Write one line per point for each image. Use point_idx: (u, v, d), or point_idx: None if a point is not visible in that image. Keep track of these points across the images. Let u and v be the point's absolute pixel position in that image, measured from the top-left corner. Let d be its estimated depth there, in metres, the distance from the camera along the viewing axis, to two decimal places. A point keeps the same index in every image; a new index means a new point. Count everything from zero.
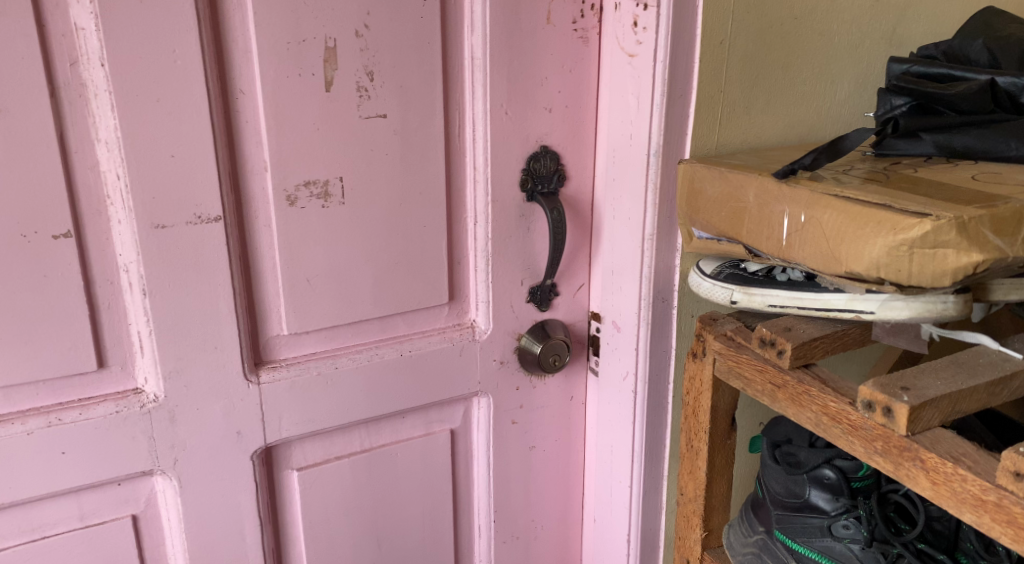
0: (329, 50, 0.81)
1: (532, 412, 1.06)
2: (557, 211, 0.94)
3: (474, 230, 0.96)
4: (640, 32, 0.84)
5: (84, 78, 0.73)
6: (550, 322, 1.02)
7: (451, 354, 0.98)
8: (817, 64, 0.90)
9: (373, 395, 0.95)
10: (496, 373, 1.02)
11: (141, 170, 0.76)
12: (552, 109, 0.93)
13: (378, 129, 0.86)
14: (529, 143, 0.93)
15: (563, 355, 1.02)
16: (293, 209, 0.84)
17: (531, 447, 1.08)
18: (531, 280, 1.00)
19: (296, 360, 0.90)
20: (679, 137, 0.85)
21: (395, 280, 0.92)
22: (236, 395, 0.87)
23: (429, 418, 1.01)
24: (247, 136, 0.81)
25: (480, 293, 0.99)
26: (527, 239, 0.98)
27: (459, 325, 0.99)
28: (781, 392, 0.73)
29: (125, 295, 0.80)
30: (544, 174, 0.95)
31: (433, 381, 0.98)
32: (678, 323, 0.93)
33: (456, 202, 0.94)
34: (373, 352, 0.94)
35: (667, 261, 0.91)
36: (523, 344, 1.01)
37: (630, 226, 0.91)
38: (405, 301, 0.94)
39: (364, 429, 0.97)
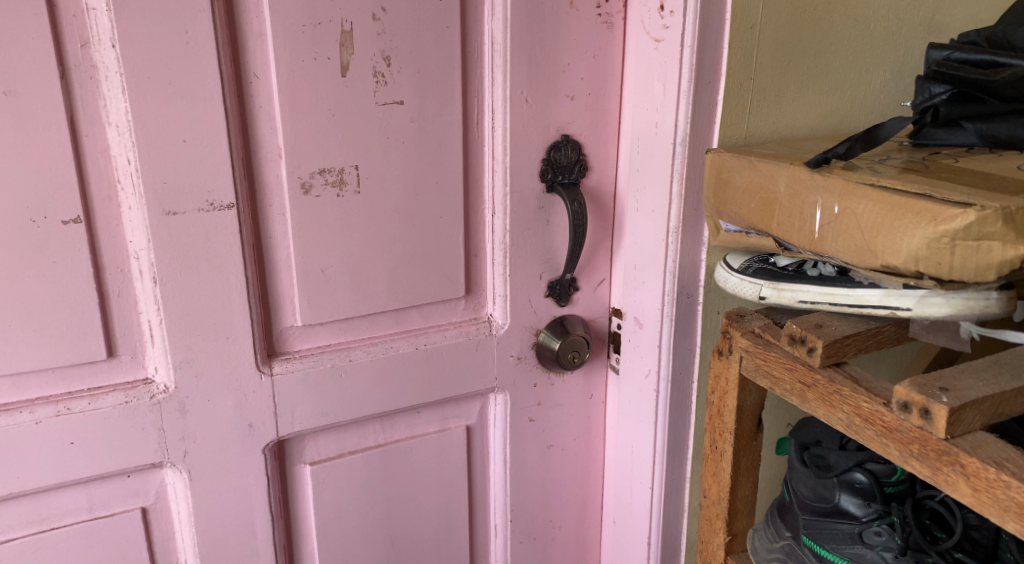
0: (345, 34, 0.79)
1: (551, 410, 1.03)
2: (578, 203, 0.92)
3: (492, 221, 0.93)
4: (667, 16, 0.81)
5: (95, 59, 0.71)
6: (569, 317, 1.00)
7: (468, 349, 0.96)
8: (852, 51, 0.86)
9: (387, 389, 0.92)
10: (513, 369, 0.99)
11: (152, 155, 0.74)
12: (574, 97, 0.91)
13: (395, 116, 0.83)
14: (550, 132, 0.91)
15: (582, 353, 0.99)
16: (307, 196, 0.82)
17: (549, 446, 1.05)
18: (550, 274, 0.97)
19: (310, 352, 0.88)
20: (706, 126, 0.82)
21: (411, 272, 0.90)
22: (248, 387, 0.85)
23: (445, 414, 0.99)
24: (261, 122, 0.79)
25: (498, 286, 0.96)
26: (546, 232, 0.95)
27: (476, 319, 0.97)
28: (811, 392, 0.70)
29: (135, 284, 0.78)
30: (565, 164, 0.93)
31: (449, 376, 0.96)
32: (703, 320, 0.90)
33: (474, 193, 0.92)
34: (388, 345, 0.92)
35: (692, 255, 0.88)
36: (541, 341, 0.99)
37: (654, 219, 0.88)
38: (421, 293, 0.92)
39: (378, 424, 0.95)
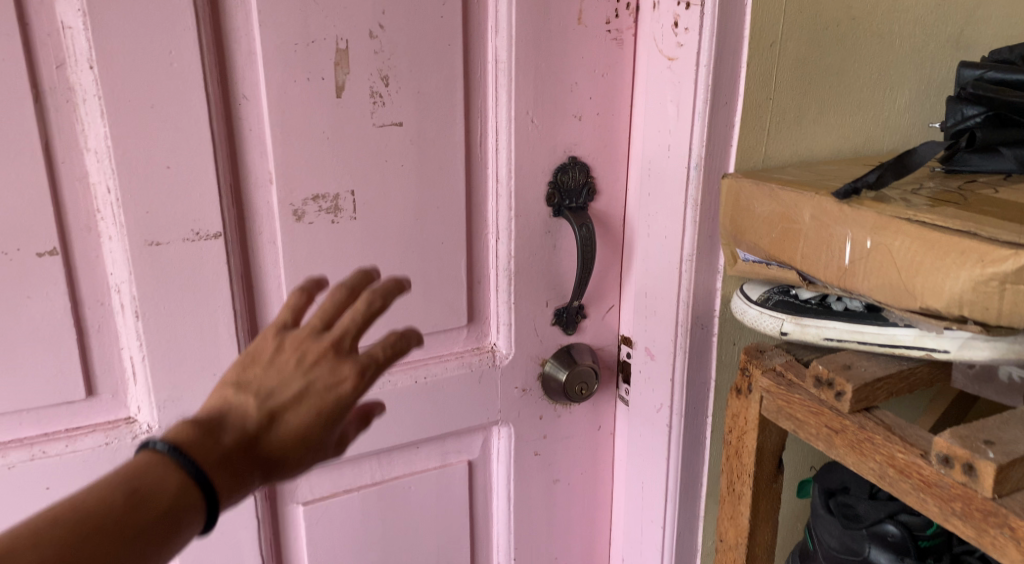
0: (340, 52, 0.74)
1: (557, 443, 0.99)
2: (586, 227, 0.87)
3: (496, 247, 0.89)
4: (681, 33, 0.76)
5: (72, 82, 0.67)
6: (576, 345, 0.95)
7: (470, 381, 0.91)
8: (876, 69, 0.81)
9: (384, 423, 0.88)
10: (517, 401, 0.95)
11: (133, 182, 0.69)
12: (582, 117, 0.86)
13: (394, 138, 0.79)
14: (557, 154, 0.86)
15: (591, 384, 0.94)
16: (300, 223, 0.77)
17: (555, 480, 1.00)
18: (556, 301, 0.93)
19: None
20: (722, 150, 0.78)
21: (410, 301, 0.85)
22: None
23: (445, 448, 0.94)
24: (250, 146, 0.74)
25: (502, 314, 0.91)
26: (552, 257, 0.91)
27: (478, 349, 0.92)
28: (840, 438, 0.65)
29: (116, 318, 0.74)
30: (573, 187, 0.88)
31: (450, 409, 0.91)
32: (718, 352, 0.86)
33: (477, 217, 0.87)
34: (386, 379, 0.87)
35: (707, 283, 0.83)
36: (547, 371, 0.94)
37: (667, 245, 0.83)
38: (421, 323, 0.87)
39: (375, 460, 0.90)
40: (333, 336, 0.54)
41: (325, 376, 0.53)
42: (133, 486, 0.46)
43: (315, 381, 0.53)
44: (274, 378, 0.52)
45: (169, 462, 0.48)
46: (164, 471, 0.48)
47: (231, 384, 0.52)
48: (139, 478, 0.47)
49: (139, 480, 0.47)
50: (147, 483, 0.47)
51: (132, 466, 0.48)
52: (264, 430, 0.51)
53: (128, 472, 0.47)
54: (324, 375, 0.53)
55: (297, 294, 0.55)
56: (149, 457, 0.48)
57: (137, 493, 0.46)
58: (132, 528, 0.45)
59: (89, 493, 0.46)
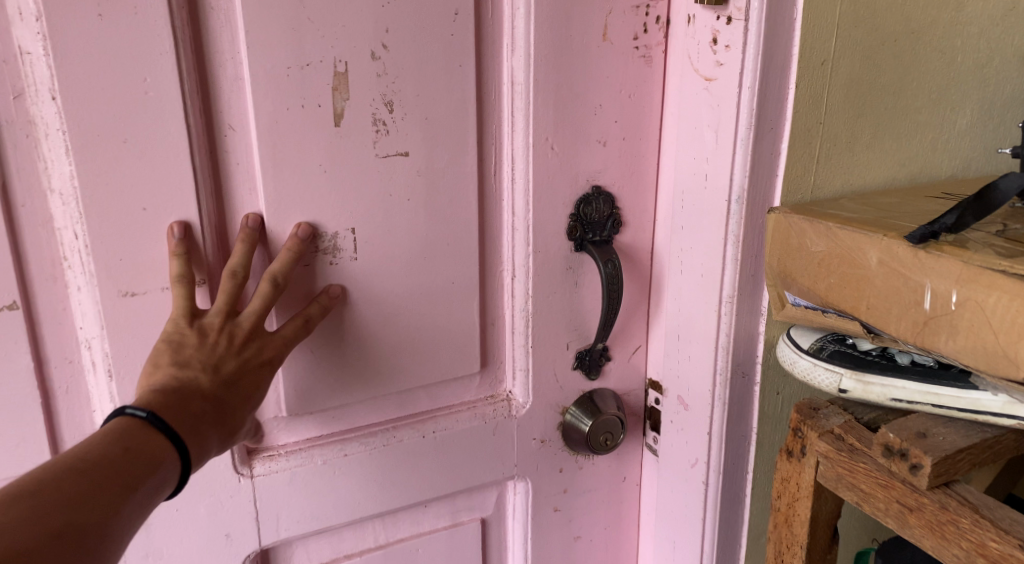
0: (338, 76, 0.66)
1: (578, 497, 0.90)
2: (612, 263, 0.79)
3: (512, 286, 0.80)
4: (720, 51, 0.68)
5: (32, 114, 0.59)
6: (599, 392, 0.86)
7: (484, 433, 0.83)
8: (936, 88, 0.73)
9: (390, 482, 0.80)
10: (535, 453, 0.86)
11: (104, 227, 0.61)
12: (606, 142, 0.78)
13: (399, 170, 0.70)
14: (579, 183, 0.78)
15: (616, 434, 0.85)
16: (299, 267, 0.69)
17: (576, 537, 0.92)
18: (578, 343, 0.84)
19: (297, 447, 0.76)
20: (767, 181, 0.69)
21: (418, 348, 0.77)
22: (224, 491, 0.73)
23: (457, 506, 0.86)
24: (237, 182, 0.66)
25: (518, 359, 0.83)
26: (574, 296, 0.82)
27: (492, 397, 0.84)
28: (914, 516, 0.57)
29: (87, 377, 0.66)
30: (596, 220, 0.80)
31: (461, 464, 0.83)
32: (760, 403, 0.77)
33: (491, 254, 0.79)
34: (392, 435, 0.79)
35: (748, 327, 0.74)
36: (568, 419, 0.86)
37: (703, 285, 0.75)
38: (430, 372, 0.79)
39: (379, 521, 0.82)
40: (247, 319, 0.63)
41: (255, 354, 0.63)
42: (124, 444, 0.53)
43: (247, 359, 0.62)
44: (211, 358, 0.61)
45: (148, 426, 0.55)
46: (148, 434, 0.55)
47: (170, 367, 0.59)
48: (128, 440, 0.54)
49: (130, 439, 0.54)
50: (136, 442, 0.54)
51: (115, 428, 0.54)
52: (216, 403, 0.60)
53: (115, 433, 0.54)
54: (254, 354, 0.63)
55: (183, 283, 0.62)
56: (129, 423, 0.55)
57: (130, 450, 0.53)
58: (130, 476, 0.52)
59: (87, 448, 0.52)
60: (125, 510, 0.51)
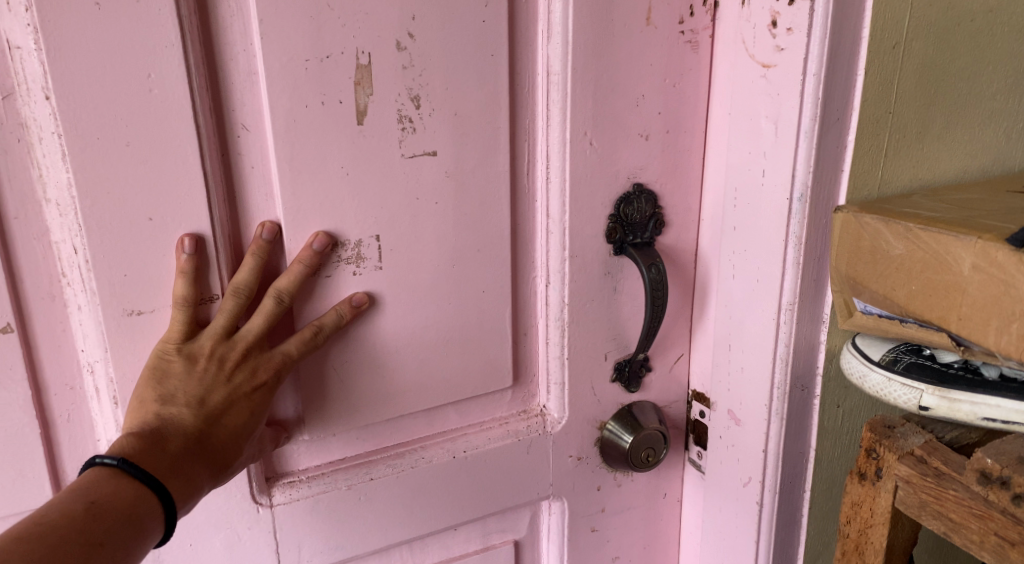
0: (361, 68, 0.59)
1: (616, 517, 0.84)
2: (656, 267, 0.72)
3: (546, 293, 0.74)
4: (780, 34, 0.62)
5: (24, 115, 0.53)
6: (638, 404, 0.80)
7: (518, 453, 0.76)
8: (1012, 72, 0.67)
9: (418, 507, 0.74)
10: (571, 472, 0.80)
11: (106, 240, 0.55)
12: (649, 136, 0.71)
13: (426, 171, 0.64)
14: (619, 182, 0.71)
15: (658, 450, 0.79)
16: (323, 279, 0.63)
17: (614, 558, 0.86)
18: (618, 353, 0.78)
19: (320, 472, 0.70)
20: (831, 178, 0.63)
21: (447, 363, 0.71)
22: (241, 522, 0.67)
23: (488, 529, 0.80)
24: (253, 188, 0.60)
25: (553, 372, 0.76)
26: (613, 304, 0.76)
27: (525, 413, 0.78)
28: (1015, 551, 0.51)
29: (90, 404, 0.60)
30: (638, 221, 0.73)
31: (494, 485, 0.77)
32: (819, 417, 0.71)
33: (524, 259, 0.73)
34: (419, 456, 0.73)
35: (809, 337, 0.68)
36: (607, 435, 0.79)
37: (758, 291, 0.69)
38: (460, 388, 0.72)
39: (406, 547, 0.77)
40: (243, 340, 0.59)
41: (247, 379, 0.59)
42: (88, 499, 0.51)
43: (238, 385, 0.59)
44: (198, 389, 0.58)
45: (119, 475, 0.53)
46: (117, 484, 0.53)
47: (154, 404, 0.57)
48: (93, 493, 0.52)
49: (95, 493, 0.52)
50: (102, 495, 0.52)
51: (82, 484, 0.53)
52: (203, 438, 0.57)
53: (82, 488, 0.52)
54: (246, 379, 0.59)
55: (182, 307, 0.57)
56: (99, 473, 0.53)
57: (95, 504, 0.51)
58: (96, 532, 0.50)
59: (48, 510, 0.50)
60: None
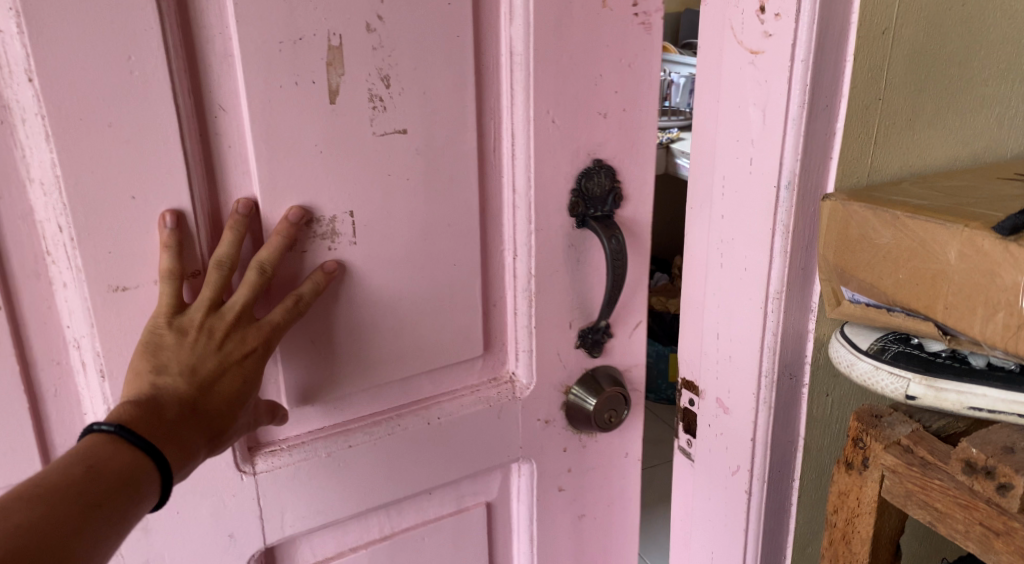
0: (333, 50, 0.59)
1: (583, 476, 0.84)
2: (616, 239, 0.73)
3: (513, 265, 0.73)
4: (768, 20, 0.61)
5: (6, 98, 0.52)
6: (601, 369, 0.80)
7: (489, 419, 0.76)
8: (1002, 55, 0.66)
9: (394, 472, 0.73)
10: (540, 435, 0.80)
11: (91, 218, 0.55)
12: (607, 114, 0.71)
13: (398, 150, 0.63)
14: (579, 158, 0.71)
15: (619, 411, 0.81)
16: (300, 252, 0.62)
17: (581, 516, 0.86)
18: (581, 320, 0.77)
19: (300, 441, 0.69)
20: (819, 165, 0.63)
21: (424, 340, 0.70)
22: (226, 491, 0.66)
23: (461, 492, 0.80)
24: (231, 166, 0.59)
25: (521, 340, 0.76)
26: (577, 275, 0.75)
27: (495, 380, 0.77)
28: (1000, 540, 0.51)
29: (76, 378, 0.59)
30: (597, 195, 0.73)
31: (468, 451, 0.76)
32: (809, 406, 0.71)
33: (494, 233, 0.72)
34: (395, 424, 0.72)
35: (797, 325, 0.68)
36: (572, 399, 0.80)
37: (747, 278, 0.68)
38: (434, 357, 0.72)
39: (384, 512, 0.76)
40: (231, 310, 0.58)
41: (238, 347, 0.58)
42: (87, 464, 0.49)
43: (230, 353, 0.58)
44: (190, 359, 0.56)
45: (117, 441, 0.51)
46: (115, 449, 0.51)
47: (149, 373, 0.55)
48: (91, 459, 0.50)
49: (94, 458, 0.50)
50: (102, 460, 0.50)
51: (80, 449, 0.50)
52: (196, 405, 0.56)
53: (80, 454, 0.50)
54: (237, 347, 0.58)
55: (170, 279, 0.57)
56: (97, 440, 0.51)
57: (94, 469, 0.49)
58: (96, 495, 0.48)
59: (46, 474, 0.48)
60: (92, 531, 0.47)
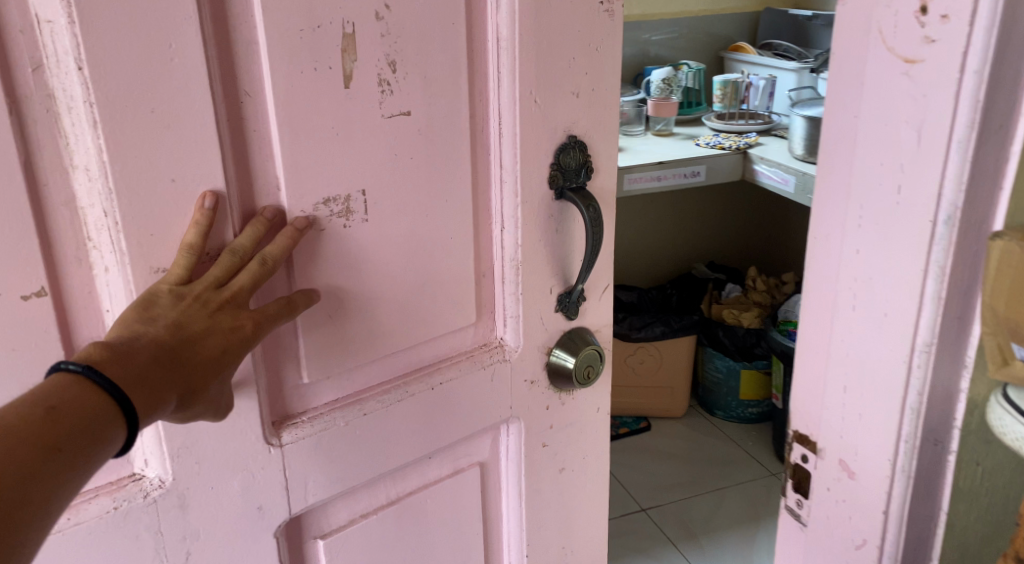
0: (347, 37, 0.54)
1: (564, 431, 0.78)
2: (594, 208, 0.67)
3: (501, 236, 0.67)
4: (937, 22, 0.51)
5: (52, 87, 0.45)
6: (580, 329, 0.74)
7: (482, 384, 0.69)
8: None
9: (404, 439, 0.66)
10: (525, 396, 0.73)
11: (135, 203, 0.48)
12: (578, 93, 0.67)
13: (401, 134, 0.58)
14: (555, 134, 0.66)
15: (596, 366, 0.75)
16: (314, 232, 0.56)
17: (561, 468, 0.79)
18: (559, 285, 0.72)
19: (321, 411, 0.62)
20: (986, 198, 0.53)
21: (429, 327, 0.65)
22: (254, 464, 0.58)
23: (456, 451, 0.72)
24: (254, 150, 0.53)
25: (509, 307, 0.70)
26: (558, 244, 0.70)
27: (485, 345, 0.71)
28: None
29: None
30: (571, 167, 0.68)
31: (456, 414, 0.69)
32: (955, 477, 0.61)
33: (481, 211, 0.66)
34: (404, 392, 0.65)
35: (948, 384, 0.58)
36: (554, 362, 0.73)
37: (886, 325, 0.58)
38: (429, 325, 0.65)
39: (390, 477, 0.68)
40: (232, 290, 0.51)
41: (230, 319, 0.50)
42: (47, 404, 0.41)
43: (221, 321, 0.50)
44: (179, 315, 0.48)
45: (84, 383, 0.43)
46: (82, 391, 0.42)
47: (137, 318, 0.47)
48: (53, 398, 0.42)
49: (57, 397, 0.42)
50: (65, 401, 0.42)
51: (40, 388, 0.42)
52: (177, 360, 0.47)
53: (41, 393, 0.42)
54: (229, 320, 0.50)
55: (188, 255, 0.50)
56: (61, 380, 0.42)
57: (56, 410, 0.41)
58: (57, 440, 0.40)
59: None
60: (50, 481, 0.40)
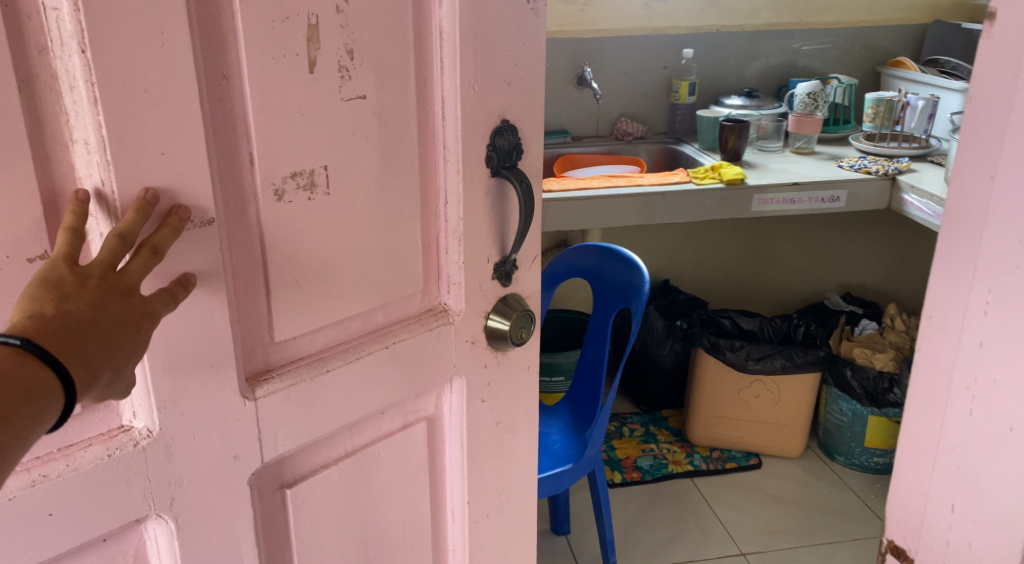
0: (311, 28, 0.51)
1: (500, 387, 0.74)
2: (527, 183, 0.65)
3: (445, 211, 0.64)
4: None
5: (56, 68, 0.42)
6: (513, 294, 0.71)
7: (427, 344, 0.66)
8: None
9: (369, 397, 0.62)
10: (467, 357, 0.70)
11: (131, 178, 0.45)
12: (510, 82, 0.64)
13: (358, 120, 0.55)
14: (489, 118, 0.63)
15: (530, 327, 0.72)
16: (280, 207, 0.53)
17: (498, 423, 0.75)
18: (496, 256, 0.68)
19: (293, 367, 0.58)
20: None
21: (382, 291, 0.61)
22: (231, 416, 0.54)
23: (407, 405, 0.68)
24: (233, 125, 0.50)
25: (453, 273, 0.66)
26: (501, 209, 0.67)
27: (429, 311, 0.66)
28: None
29: None
30: (504, 149, 0.65)
31: (409, 371, 0.65)
32: None
33: (426, 186, 0.62)
34: (362, 349, 0.61)
35: None
36: (491, 326, 0.70)
37: (1009, 439, 0.51)
38: (382, 285, 0.61)
39: (348, 432, 0.64)
40: (129, 271, 0.45)
41: (137, 303, 0.45)
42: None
43: (130, 305, 0.44)
44: (92, 299, 0.43)
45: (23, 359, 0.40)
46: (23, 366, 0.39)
47: (50, 298, 0.41)
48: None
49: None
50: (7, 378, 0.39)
51: None
52: (107, 337, 0.43)
53: None
54: (136, 303, 0.45)
55: (70, 238, 0.43)
56: None
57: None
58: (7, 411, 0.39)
59: None
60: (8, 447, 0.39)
